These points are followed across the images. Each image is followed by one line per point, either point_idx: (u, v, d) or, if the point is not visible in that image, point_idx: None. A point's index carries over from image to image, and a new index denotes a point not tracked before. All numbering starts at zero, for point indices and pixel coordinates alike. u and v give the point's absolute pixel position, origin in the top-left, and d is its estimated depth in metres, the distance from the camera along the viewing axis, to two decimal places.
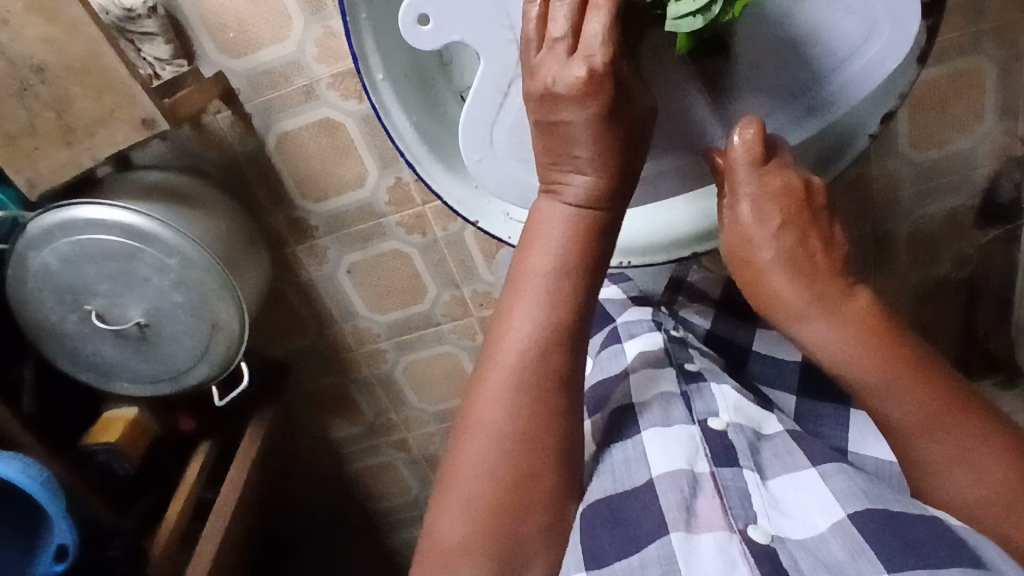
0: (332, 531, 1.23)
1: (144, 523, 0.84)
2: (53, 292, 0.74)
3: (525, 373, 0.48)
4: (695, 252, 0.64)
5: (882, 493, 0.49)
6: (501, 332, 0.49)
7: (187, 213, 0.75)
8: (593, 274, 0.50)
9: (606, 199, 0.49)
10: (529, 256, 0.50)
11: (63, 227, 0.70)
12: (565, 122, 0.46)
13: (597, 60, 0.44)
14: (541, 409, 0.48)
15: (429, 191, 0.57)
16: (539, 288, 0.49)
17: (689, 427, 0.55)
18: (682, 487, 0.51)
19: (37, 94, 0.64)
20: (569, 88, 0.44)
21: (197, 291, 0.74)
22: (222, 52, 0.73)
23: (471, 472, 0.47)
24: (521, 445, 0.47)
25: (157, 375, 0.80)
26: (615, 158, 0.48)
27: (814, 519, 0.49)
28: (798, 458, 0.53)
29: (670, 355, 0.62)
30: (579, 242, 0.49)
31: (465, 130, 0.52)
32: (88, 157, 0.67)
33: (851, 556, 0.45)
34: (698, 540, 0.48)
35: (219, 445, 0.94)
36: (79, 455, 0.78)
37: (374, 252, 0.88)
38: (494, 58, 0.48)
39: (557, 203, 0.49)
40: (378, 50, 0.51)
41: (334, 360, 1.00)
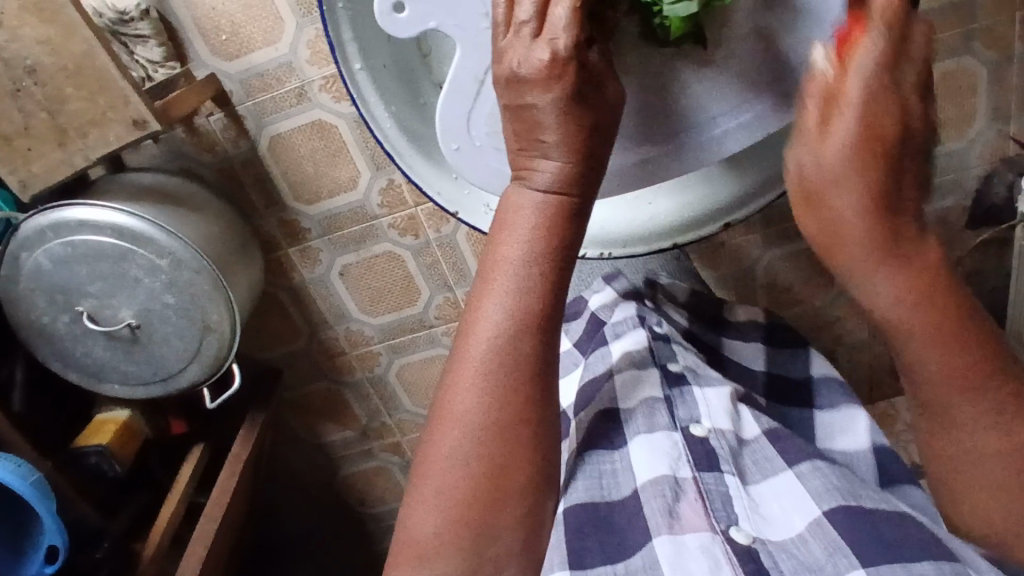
0: (325, 535, 1.23)
1: (135, 526, 0.84)
2: (46, 292, 0.74)
3: (497, 363, 0.47)
4: (676, 242, 0.63)
5: (856, 489, 0.49)
6: (472, 322, 0.48)
7: (179, 214, 0.75)
8: (565, 260, 0.48)
9: (576, 184, 0.47)
10: (499, 244, 0.48)
11: (56, 227, 0.71)
12: (532, 105, 0.45)
13: (561, 42, 0.43)
14: (514, 398, 0.47)
15: (409, 182, 0.57)
16: (511, 276, 0.47)
17: (671, 435, 0.57)
18: (665, 493, 0.52)
19: (31, 94, 0.64)
20: (535, 71, 0.43)
21: (189, 292, 0.74)
22: (215, 54, 0.74)
23: (444, 463, 0.47)
24: (495, 434, 0.47)
25: (148, 376, 0.80)
26: (581, 142, 0.46)
27: (790, 521, 0.50)
28: (775, 463, 0.54)
29: (653, 355, 0.63)
30: (552, 229, 0.47)
31: (443, 120, 0.52)
32: (81, 157, 0.67)
33: (829, 553, 0.46)
34: (684, 541, 0.49)
35: (211, 448, 0.94)
36: (71, 455, 0.77)
37: (367, 255, 0.88)
38: (470, 47, 0.48)
39: (529, 189, 0.47)
40: (356, 40, 0.51)
41: (327, 363, 1.00)
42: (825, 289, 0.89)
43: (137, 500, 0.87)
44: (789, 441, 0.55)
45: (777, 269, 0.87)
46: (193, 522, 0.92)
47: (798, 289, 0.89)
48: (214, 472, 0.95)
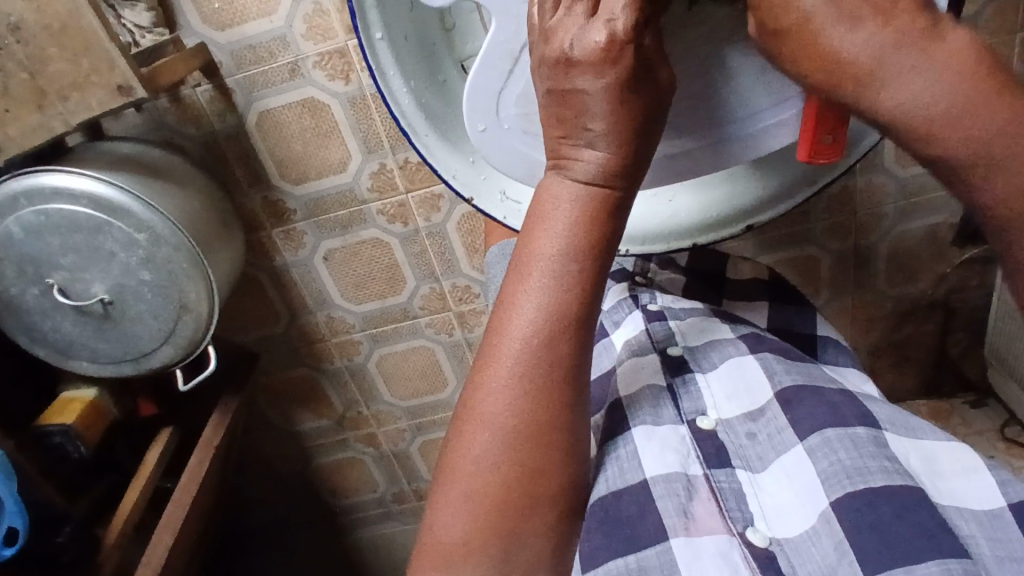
0: (293, 525, 1.21)
1: (97, 510, 0.81)
2: (14, 262, 0.71)
3: (531, 362, 0.45)
4: (696, 242, 0.61)
5: (867, 463, 0.41)
6: (505, 318, 0.46)
7: (161, 187, 0.72)
8: (603, 257, 0.45)
9: (622, 176, 0.44)
10: (535, 240, 0.45)
11: (29, 195, 0.67)
12: (580, 90, 0.41)
13: (619, 24, 0.40)
14: (546, 398, 0.45)
15: (422, 161, 0.56)
16: (547, 274, 0.45)
17: (679, 428, 0.50)
18: (677, 492, 0.45)
19: (11, 54, 0.60)
20: (589, 54, 0.40)
21: (166, 269, 0.71)
22: (206, 23, 0.71)
23: (473, 464, 0.46)
24: (527, 437, 0.45)
25: (118, 355, 0.77)
26: (630, 130, 0.42)
27: (804, 507, 0.43)
28: (786, 436, 0.46)
29: (653, 340, 0.56)
30: (592, 224, 0.44)
31: (470, 94, 0.49)
32: (61, 122, 0.63)
33: (839, 555, 0.39)
34: (699, 544, 0.43)
35: (180, 431, 0.90)
36: (35, 434, 0.74)
37: (353, 240, 0.86)
38: (506, 20, 0.44)
39: (569, 182, 0.44)
40: (378, 8, 0.49)
41: (305, 350, 0.97)
42: (813, 297, 0.89)
43: (102, 483, 0.84)
44: (801, 406, 0.46)
45: None
46: (159, 506, 0.89)
47: None
48: (183, 456, 0.92)
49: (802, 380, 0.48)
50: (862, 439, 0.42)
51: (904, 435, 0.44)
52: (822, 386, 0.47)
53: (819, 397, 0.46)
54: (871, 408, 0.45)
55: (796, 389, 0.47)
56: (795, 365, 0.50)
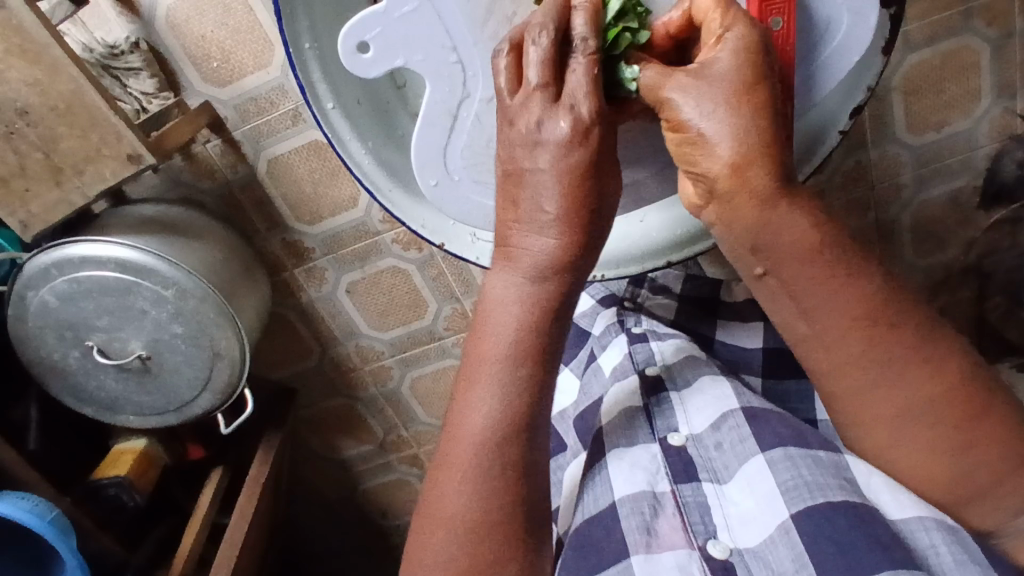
0: (351, 549, 1.24)
1: (159, 553, 0.85)
2: (55, 329, 0.75)
3: (488, 462, 0.48)
4: (670, 260, 0.59)
5: (824, 481, 0.46)
6: (463, 417, 0.49)
7: (181, 243, 0.75)
8: (550, 350, 0.48)
9: (563, 271, 0.45)
10: (486, 336, 0.48)
11: (59, 265, 0.71)
12: (529, 172, 0.44)
13: (581, 109, 0.43)
14: (504, 492, 0.48)
15: (390, 217, 0.56)
16: (500, 367, 0.47)
17: (651, 446, 0.54)
18: (643, 510, 0.50)
19: (25, 136, 0.64)
20: (555, 136, 0.43)
21: (195, 320, 0.74)
22: (206, 82, 0.74)
23: (434, 561, 0.48)
24: (485, 520, 0.48)
25: (161, 407, 0.81)
26: (574, 227, 0.44)
27: (764, 520, 0.47)
28: (749, 446, 0.50)
29: (633, 362, 0.60)
30: (540, 325, 0.47)
31: (417, 153, 0.52)
32: (80, 194, 0.67)
33: (796, 566, 0.43)
34: (657, 560, 0.47)
35: (230, 471, 0.94)
36: (89, 488, 0.78)
37: (372, 271, 0.88)
38: (440, 80, 0.48)
39: (515, 284, 0.46)
40: (326, 78, 0.51)
41: (340, 381, 1.00)
42: None
43: (161, 524, 0.89)
44: (765, 422, 0.51)
45: None
46: (216, 543, 0.93)
47: None
48: (234, 493, 0.96)
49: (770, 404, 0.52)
50: (822, 460, 0.47)
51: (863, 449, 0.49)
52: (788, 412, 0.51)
53: (784, 420, 0.50)
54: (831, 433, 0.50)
55: (765, 410, 0.52)
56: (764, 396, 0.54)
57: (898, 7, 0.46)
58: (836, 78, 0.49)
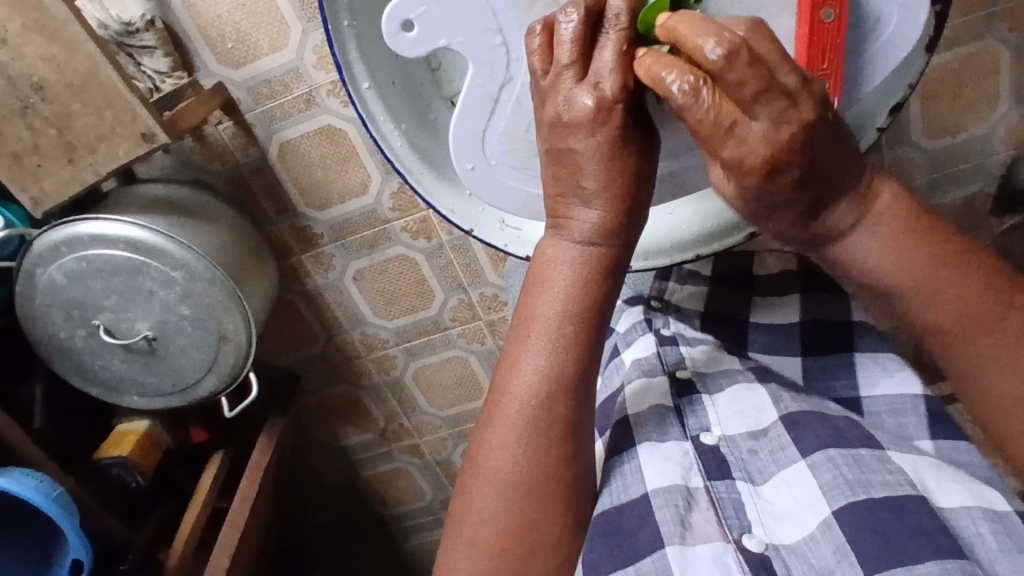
0: (348, 536, 1.24)
1: (160, 535, 0.85)
2: (62, 308, 0.74)
3: (535, 419, 0.49)
4: (699, 254, 0.58)
5: (867, 478, 0.46)
6: (510, 377, 0.50)
7: (191, 225, 0.75)
8: (599, 315, 0.49)
9: (614, 238, 0.46)
10: (536, 300, 0.49)
11: (69, 243, 0.70)
12: (575, 149, 0.44)
13: (605, 88, 0.42)
14: (549, 453, 0.49)
15: (419, 199, 0.56)
16: (548, 331, 0.49)
17: (683, 443, 0.54)
18: (676, 502, 0.49)
19: (38, 112, 0.63)
20: (579, 115, 0.43)
21: (203, 303, 0.74)
22: (221, 63, 0.73)
23: (480, 514, 0.50)
24: (530, 478, 0.49)
25: (166, 388, 0.80)
26: (623, 194, 0.45)
27: (804, 516, 0.47)
28: (788, 454, 0.50)
29: (662, 362, 0.60)
30: (587, 285, 0.48)
31: (455, 139, 0.52)
32: (92, 172, 0.67)
33: (838, 558, 0.43)
34: (692, 551, 0.46)
35: (232, 454, 0.94)
36: (93, 468, 0.78)
37: (380, 258, 0.88)
38: (482, 63, 0.47)
39: (566, 245, 0.47)
40: (363, 58, 0.50)
41: (344, 368, 0.99)
42: None
43: (162, 506, 0.89)
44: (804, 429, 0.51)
45: None
46: (218, 526, 0.93)
47: None
48: (236, 477, 0.96)
49: (808, 407, 0.53)
50: (863, 458, 0.47)
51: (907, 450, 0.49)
52: (827, 414, 0.52)
53: (824, 423, 0.51)
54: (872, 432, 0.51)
55: (803, 414, 0.52)
56: (804, 399, 0.54)
57: (944, 5, 0.45)
58: (880, 75, 0.49)
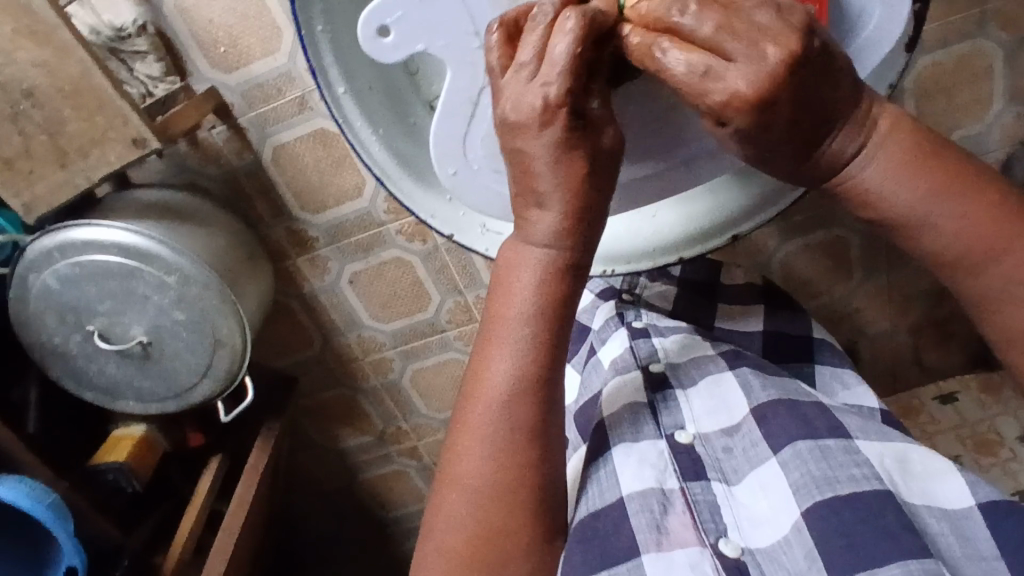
0: (347, 539, 1.24)
1: (155, 540, 0.85)
2: (56, 312, 0.74)
3: (501, 425, 0.49)
4: (682, 257, 0.58)
5: (831, 477, 0.45)
6: (477, 384, 0.50)
7: (185, 230, 0.75)
8: (562, 316, 0.48)
9: (574, 238, 0.46)
10: (501, 305, 0.49)
11: (62, 248, 0.70)
12: (528, 152, 0.44)
13: (553, 89, 0.42)
14: (516, 460, 0.49)
15: (400, 207, 0.55)
16: (512, 336, 0.48)
17: (658, 443, 0.53)
18: (652, 507, 0.49)
19: (29, 118, 0.63)
20: (526, 115, 0.42)
21: (197, 307, 0.74)
22: (214, 67, 0.73)
23: (448, 524, 0.49)
24: (497, 486, 0.49)
25: (162, 393, 0.80)
26: (581, 194, 0.44)
27: (778, 519, 0.46)
28: (760, 450, 0.50)
29: (636, 356, 0.60)
30: (549, 287, 0.47)
31: (435, 142, 0.51)
32: (84, 178, 0.67)
33: (809, 562, 0.43)
34: (669, 557, 0.46)
35: (229, 459, 0.94)
36: (88, 472, 0.78)
37: (376, 261, 0.88)
38: (461, 67, 0.47)
39: (526, 248, 0.47)
40: (338, 64, 0.50)
41: (341, 371, 0.99)
42: (845, 280, 0.86)
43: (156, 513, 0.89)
44: (775, 422, 0.50)
45: (794, 261, 0.85)
46: (213, 530, 0.93)
47: (816, 282, 0.87)
48: (233, 481, 0.95)
49: (778, 394, 0.53)
50: (830, 450, 0.47)
51: (875, 439, 0.48)
52: (797, 402, 0.52)
53: (792, 412, 0.50)
54: (842, 420, 0.50)
55: (772, 404, 0.52)
56: (773, 386, 0.54)
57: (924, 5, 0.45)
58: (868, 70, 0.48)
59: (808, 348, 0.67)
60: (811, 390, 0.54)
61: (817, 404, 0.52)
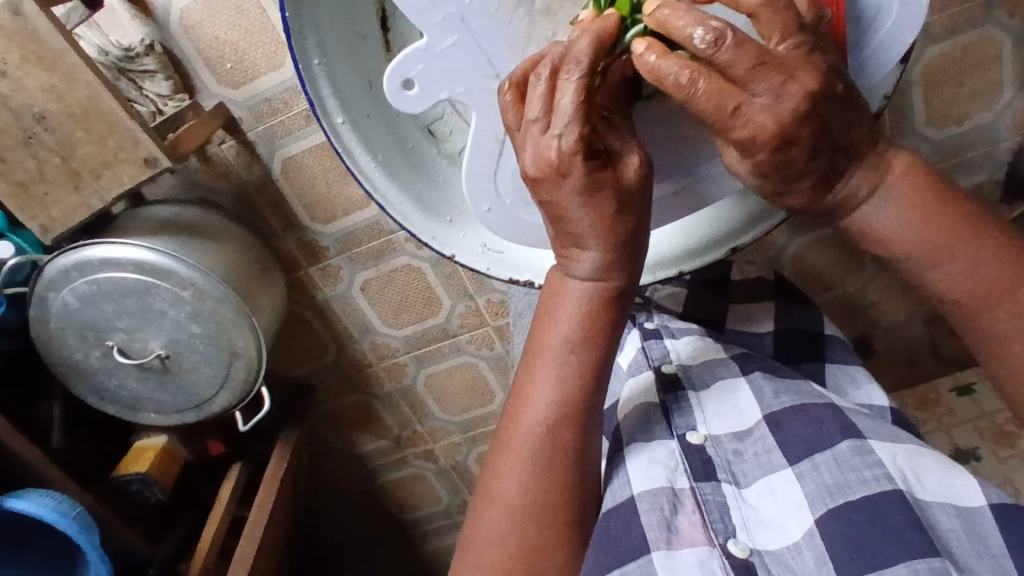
0: (368, 541, 1.26)
1: (181, 548, 0.87)
2: (76, 330, 0.76)
3: (542, 447, 0.50)
4: (681, 270, 0.59)
5: (846, 483, 0.46)
6: (520, 406, 0.51)
7: (198, 245, 0.76)
8: (604, 346, 0.50)
9: (616, 272, 0.47)
10: (544, 333, 0.50)
11: (79, 267, 0.72)
12: (552, 202, 0.44)
13: (565, 140, 0.42)
14: (556, 482, 0.50)
15: (404, 230, 0.56)
16: (556, 363, 0.50)
17: (669, 443, 0.53)
18: (662, 506, 0.49)
19: (42, 142, 0.65)
20: (541, 169, 0.43)
21: (213, 321, 0.75)
22: (221, 83, 0.74)
23: (485, 542, 0.50)
24: (537, 509, 0.50)
25: (181, 404, 0.82)
26: (619, 233, 0.46)
27: (789, 525, 0.47)
28: (774, 458, 0.50)
29: (648, 358, 0.61)
30: (592, 318, 0.49)
31: (468, 181, 0.52)
32: (97, 198, 0.68)
33: (818, 565, 0.44)
34: (677, 557, 0.47)
35: (250, 466, 0.96)
36: (113, 485, 0.80)
37: (386, 268, 0.88)
38: (485, 108, 0.48)
39: (569, 280, 0.49)
40: (334, 93, 0.51)
41: (356, 377, 1.00)
42: (857, 274, 0.86)
43: (181, 522, 0.90)
44: (789, 430, 0.51)
45: (805, 256, 0.85)
46: (237, 536, 0.95)
47: (828, 276, 0.86)
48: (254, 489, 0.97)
49: (792, 402, 0.53)
50: (844, 453, 0.47)
51: (887, 441, 0.48)
52: (810, 405, 0.52)
53: (805, 416, 0.51)
54: (855, 420, 0.50)
55: (785, 412, 0.52)
56: (785, 387, 0.54)
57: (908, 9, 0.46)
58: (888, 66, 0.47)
59: (819, 344, 0.67)
60: (824, 390, 0.55)
61: (831, 404, 0.52)
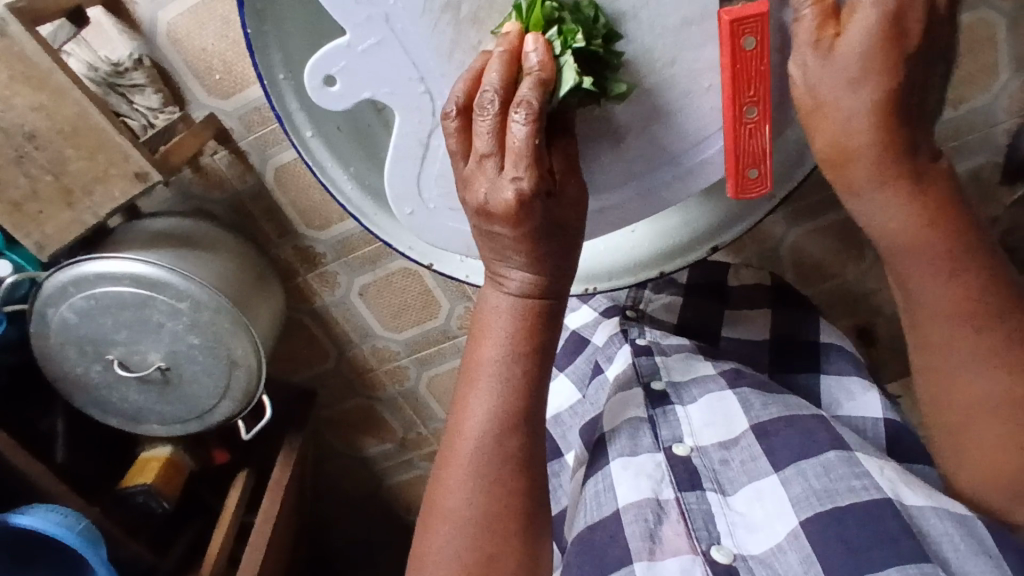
0: (378, 543, 1.26)
1: (189, 556, 0.88)
2: (76, 345, 0.76)
3: (485, 462, 0.50)
4: (662, 271, 0.60)
5: (835, 489, 0.47)
6: (460, 423, 0.51)
7: (195, 256, 0.76)
8: (540, 360, 0.50)
9: (547, 291, 0.48)
10: (480, 349, 0.50)
11: (76, 282, 0.72)
12: (497, 232, 0.45)
13: (524, 183, 0.42)
14: (501, 497, 0.50)
15: (382, 243, 0.57)
16: (494, 378, 0.50)
17: (655, 454, 0.53)
18: (646, 516, 0.49)
19: (34, 160, 0.65)
20: (500, 208, 0.43)
21: (211, 331, 0.75)
22: (210, 95, 0.74)
23: (438, 561, 0.50)
24: (483, 524, 0.50)
25: (183, 415, 0.83)
26: (546, 254, 0.46)
27: (771, 531, 0.47)
28: (760, 465, 0.50)
29: (638, 373, 0.60)
30: (526, 333, 0.49)
31: (392, 186, 0.52)
32: (91, 214, 0.69)
33: (805, 568, 0.44)
34: (660, 567, 0.47)
35: (255, 473, 0.97)
36: (118, 496, 0.80)
37: (384, 272, 0.88)
38: (409, 112, 0.47)
39: (501, 297, 0.49)
40: (303, 108, 0.51)
41: (357, 381, 1.01)
42: (857, 263, 0.85)
43: (188, 531, 0.91)
44: (777, 436, 0.51)
45: (803, 246, 0.84)
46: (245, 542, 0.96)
47: (827, 265, 0.86)
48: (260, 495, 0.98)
49: (781, 412, 0.53)
50: (832, 462, 0.48)
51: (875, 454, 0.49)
52: (799, 414, 0.52)
53: (795, 427, 0.51)
54: (841, 431, 0.51)
55: (773, 420, 0.52)
56: (771, 398, 0.55)
57: None
58: None
59: (814, 350, 0.66)
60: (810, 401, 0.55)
61: (819, 416, 0.52)
